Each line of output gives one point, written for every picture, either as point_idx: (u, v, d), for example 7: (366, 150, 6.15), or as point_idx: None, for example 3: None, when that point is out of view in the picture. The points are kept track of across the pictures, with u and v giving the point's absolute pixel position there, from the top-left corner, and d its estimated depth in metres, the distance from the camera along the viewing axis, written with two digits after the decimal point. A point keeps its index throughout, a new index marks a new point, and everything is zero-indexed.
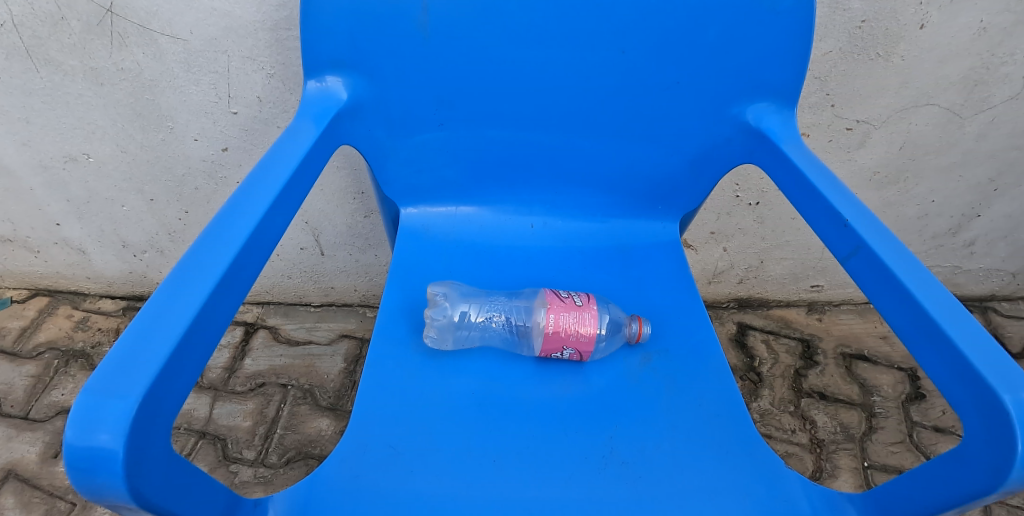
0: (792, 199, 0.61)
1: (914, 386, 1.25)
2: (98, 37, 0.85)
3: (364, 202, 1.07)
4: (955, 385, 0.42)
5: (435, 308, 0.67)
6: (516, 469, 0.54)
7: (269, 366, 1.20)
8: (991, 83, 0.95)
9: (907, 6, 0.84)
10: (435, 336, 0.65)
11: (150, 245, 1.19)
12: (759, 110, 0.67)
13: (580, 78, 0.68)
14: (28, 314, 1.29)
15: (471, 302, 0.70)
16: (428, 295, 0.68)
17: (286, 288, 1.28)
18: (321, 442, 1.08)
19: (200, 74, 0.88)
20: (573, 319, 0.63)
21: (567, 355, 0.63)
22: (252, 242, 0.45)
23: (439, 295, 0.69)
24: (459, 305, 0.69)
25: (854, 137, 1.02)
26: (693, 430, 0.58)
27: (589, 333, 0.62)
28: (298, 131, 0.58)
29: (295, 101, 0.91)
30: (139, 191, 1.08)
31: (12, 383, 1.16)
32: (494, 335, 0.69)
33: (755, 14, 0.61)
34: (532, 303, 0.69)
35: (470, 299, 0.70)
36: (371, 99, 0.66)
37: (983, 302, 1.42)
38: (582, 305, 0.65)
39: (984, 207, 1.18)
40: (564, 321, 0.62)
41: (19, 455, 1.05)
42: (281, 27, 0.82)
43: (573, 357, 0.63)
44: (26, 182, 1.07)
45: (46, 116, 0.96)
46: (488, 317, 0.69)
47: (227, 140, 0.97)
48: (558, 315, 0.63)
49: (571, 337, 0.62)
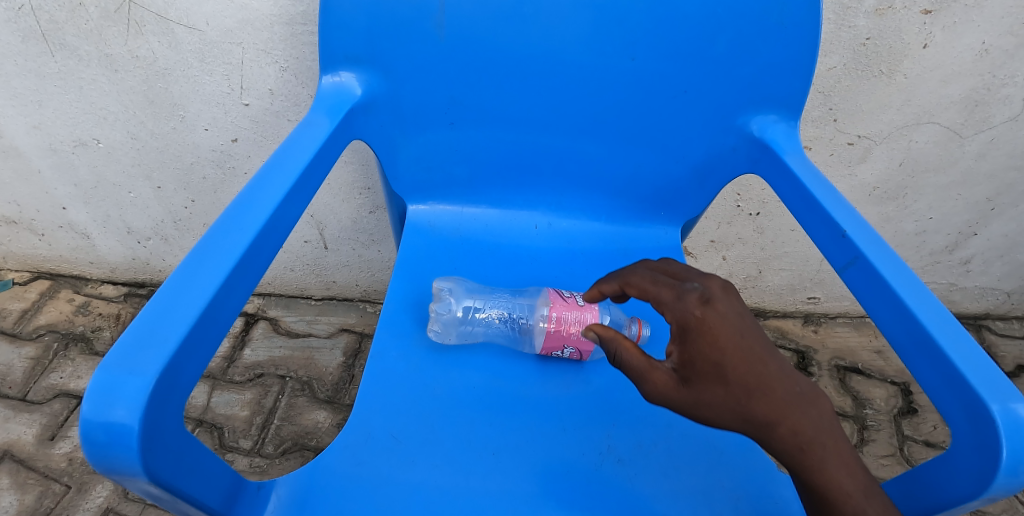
0: (793, 209, 0.62)
1: (906, 400, 1.26)
2: (114, 24, 0.86)
3: (370, 197, 1.08)
4: (946, 393, 0.43)
5: (439, 300, 0.68)
6: (514, 462, 0.55)
7: (268, 357, 1.20)
8: (991, 104, 0.97)
9: (911, 25, 0.86)
10: (438, 329, 0.66)
11: (155, 232, 1.20)
12: (764, 122, 0.68)
13: (589, 82, 0.69)
14: (29, 296, 1.29)
15: (476, 298, 0.71)
16: (432, 287, 0.70)
17: (288, 280, 1.29)
18: (318, 434, 1.09)
19: (214, 65, 0.90)
20: (575, 318, 0.64)
21: (567, 353, 0.63)
22: (267, 230, 0.46)
23: (445, 289, 0.70)
24: (464, 299, 0.70)
25: (855, 152, 1.03)
26: (689, 431, 0.59)
27: None
28: (312, 124, 0.59)
29: (306, 95, 0.92)
30: (148, 178, 1.08)
31: (11, 363, 1.17)
32: (499, 329, 0.70)
33: (765, 28, 0.62)
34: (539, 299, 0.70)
35: (475, 294, 0.71)
36: (384, 95, 0.67)
37: (977, 320, 1.44)
38: (584, 305, 0.66)
39: (981, 226, 1.20)
40: (567, 319, 0.63)
41: (16, 436, 1.06)
42: (296, 22, 0.83)
43: (574, 356, 0.63)
44: (34, 165, 1.07)
45: (58, 100, 0.96)
46: (492, 313, 0.70)
47: (238, 131, 0.98)
48: (561, 313, 0.64)
49: (573, 335, 0.62)
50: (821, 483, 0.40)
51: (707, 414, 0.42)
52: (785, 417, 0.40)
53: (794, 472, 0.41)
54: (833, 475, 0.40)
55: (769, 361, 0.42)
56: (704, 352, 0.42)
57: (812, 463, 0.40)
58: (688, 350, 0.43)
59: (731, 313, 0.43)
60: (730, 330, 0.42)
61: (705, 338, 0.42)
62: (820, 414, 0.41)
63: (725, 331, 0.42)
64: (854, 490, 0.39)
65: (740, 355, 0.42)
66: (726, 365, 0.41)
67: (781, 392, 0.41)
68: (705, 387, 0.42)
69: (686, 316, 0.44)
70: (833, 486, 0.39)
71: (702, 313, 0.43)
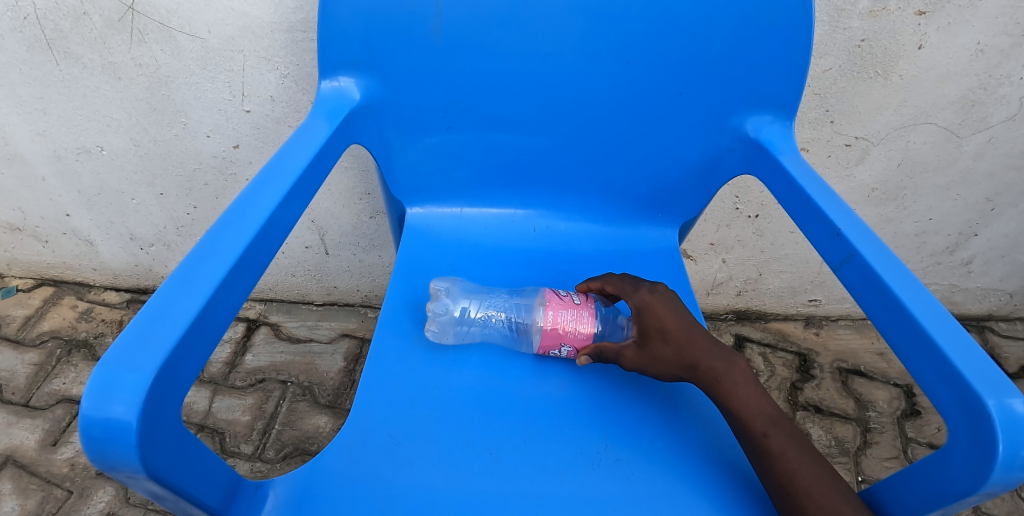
0: (789, 208, 0.62)
1: (910, 402, 1.25)
2: (118, 33, 0.87)
3: (370, 203, 1.08)
4: (941, 388, 0.43)
5: (437, 298, 0.69)
6: (512, 461, 0.55)
7: (270, 362, 1.21)
8: (988, 104, 0.97)
9: (906, 27, 0.86)
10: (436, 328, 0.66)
11: (158, 238, 1.21)
12: (759, 122, 0.69)
13: (586, 84, 0.70)
14: (33, 303, 1.30)
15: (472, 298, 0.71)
16: (427, 287, 0.70)
17: (290, 286, 1.30)
18: (318, 439, 1.09)
19: (216, 72, 0.91)
20: (572, 316, 0.64)
21: (564, 352, 0.64)
22: (265, 231, 0.47)
23: (442, 290, 0.70)
24: (461, 300, 0.70)
25: (853, 153, 1.03)
26: (686, 430, 0.59)
27: (587, 332, 0.63)
28: (311, 128, 0.60)
29: (307, 101, 0.93)
30: (150, 184, 1.10)
31: (14, 370, 1.17)
32: (497, 329, 0.69)
33: (758, 29, 0.63)
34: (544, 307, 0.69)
35: (472, 295, 0.71)
36: (382, 100, 0.68)
37: (980, 322, 1.43)
38: (580, 304, 0.66)
39: (981, 227, 1.20)
40: (562, 318, 0.63)
41: (18, 441, 1.06)
42: (297, 29, 0.84)
43: (571, 355, 0.64)
44: (39, 172, 1.09)
45: (62, 107, 0.98)
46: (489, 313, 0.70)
47: (239, 137, 0.99)
48: (557, 312, 0.64)
49: (569, 334, 0.63)
50: (736, 407, 0.54)
51: (656, 368, 0.60)
52: (704, 360, 0.57)
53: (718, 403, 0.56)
54: (746, 402, 0.54)
55: (718, 362, 0.56)
56: (651, 320, 0.61)
57: (727, 392, 0.55)
58: (640, 321, 0.62)
59: (669, 299, 0.63)
60: (668, 310, 0.61)
61: (648, 311, 0.61)
62: (734, 360, 0.57)
63: (663, 308, 0.61)
64: (760, 412, 0.53)
65: (675, 320, 0.60)
66: (666, 328, 0.60)
67: (727, 383, 0.55)
68: (653, 347, 0.60)
69: (639, 302, 0.63)
70: (744, 407, 0.53)
71: (650, 299, 0.62)
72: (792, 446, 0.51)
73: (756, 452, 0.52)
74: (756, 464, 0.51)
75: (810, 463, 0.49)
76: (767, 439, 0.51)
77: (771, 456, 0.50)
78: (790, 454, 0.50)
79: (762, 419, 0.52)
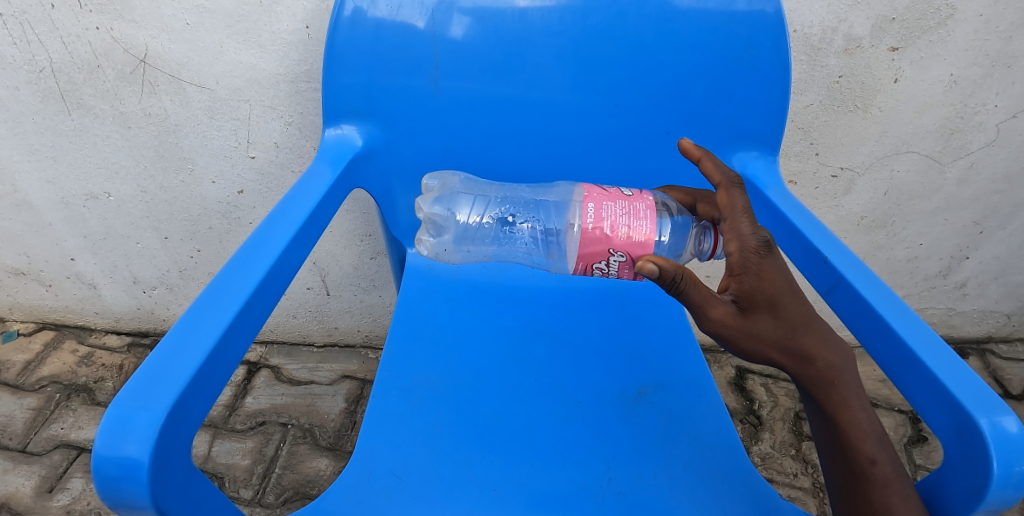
0: (779, 240, 0.64)
1: (916, 428, 1.24)
2: (129, 84, 0.91)
3: (371, 244, 1.10)
4: (934, 408, 0.44)
5: (434, 205, 0.74)
6: (515, 500, 0.55)
7: (270, 405, 1.20)
8: (966, 131, 1.00)
9: (880, 63, 0.91)
10: (433, 237, 0.78)
11: (161, 281, 1.23)
12: (745, 157, 0.72)
13: (578, 126, 0.73)
14: (33, 347, 1.30)
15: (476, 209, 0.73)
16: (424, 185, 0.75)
17: (291, 327, 1.31)
18: (319, 482, 1.07)
19: (223, 120, 0.94)
20: (623, 212, 0.57)
21: (616, 260, 0.57)
22: (273, 273, 0.48)
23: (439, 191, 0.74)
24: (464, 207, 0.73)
25: (839, 184, 1.07)
26: (687, 462, 0.59)
27: (644, 233, 0.56)
28: (316, 174, 0.63)
29: (310, 147, 0.96)
30: (156, 228, 1.12)
31: (12, 415, 1.16)
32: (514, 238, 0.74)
33: (738, 71, 0.67)
34: (565, 224, 0.69)
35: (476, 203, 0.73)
36: (383, 146, 0.72)
37: (980, 345, 1.43)
38: (630, 198, 0.59)
39: (972, 250, 1.22)
40: (611, 215, 0.56)
41: (14, 488, 1.05)
42: (301, 80, 0.88)
43: (624, 264, 0.57)
44: (46, 218, 1.11)
45: (72, 155, 1.01)
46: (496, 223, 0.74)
47: (244, 183, 1.02)
48: (601, 206, 0.57)
49: (619, 237, 0.56)
50: (844, 424, 0.48)
51: (752, 344, 0.51)
52: (821, 355, 0.50)
53: (823, 411, 0.50)
54: (856, 421, 0.48)
55: (832, 353, 0.51)
56: (762, 287, 0.50)
57: (840, 403, 0.49)
58: (745, 284, 0.50)
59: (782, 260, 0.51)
60: (782, 273, 0.50)
61: (761, 277, 0.49)
62: (845, 355, 0.52)
63: (778, 275, 0.50)
64: (870, 432, 0.48)
65: (789, 289, 0.50)
66: (779, 301, 0.50)
67: (844, 386, 0.50)
68: (759, 320, 0.51)
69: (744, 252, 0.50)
70: (854, 425, 0.48)
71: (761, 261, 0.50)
72: (897, 478, 0.45)
73: (857, 480, 0.46)
74: (852, 493, 0.46)
75: (914, 500, 0.44)
76: (875, 466, 0.46)
77: (872, 484, 0.45)
78: (894, 487, 0.45)
79: (872, 441, 0.47)
